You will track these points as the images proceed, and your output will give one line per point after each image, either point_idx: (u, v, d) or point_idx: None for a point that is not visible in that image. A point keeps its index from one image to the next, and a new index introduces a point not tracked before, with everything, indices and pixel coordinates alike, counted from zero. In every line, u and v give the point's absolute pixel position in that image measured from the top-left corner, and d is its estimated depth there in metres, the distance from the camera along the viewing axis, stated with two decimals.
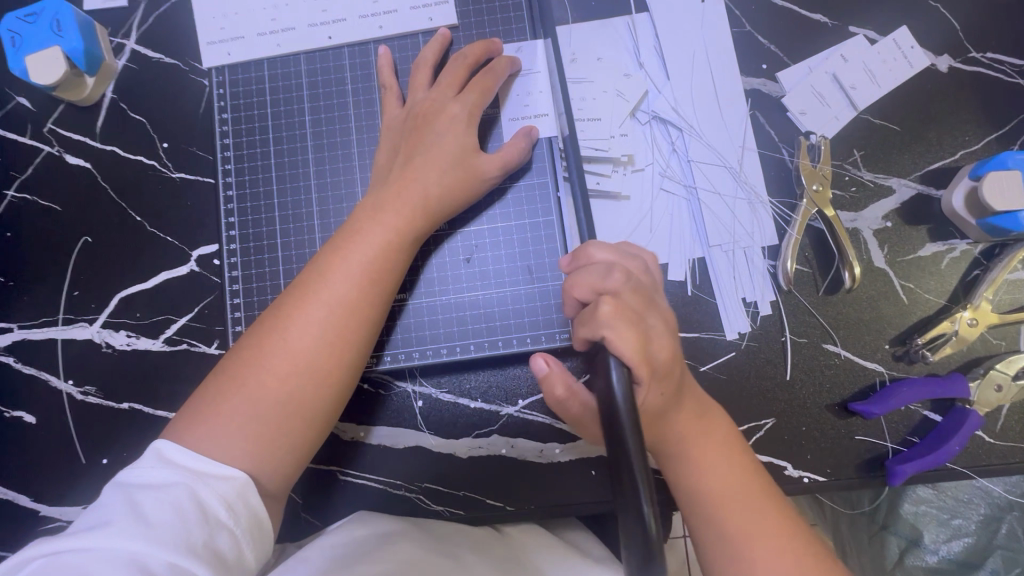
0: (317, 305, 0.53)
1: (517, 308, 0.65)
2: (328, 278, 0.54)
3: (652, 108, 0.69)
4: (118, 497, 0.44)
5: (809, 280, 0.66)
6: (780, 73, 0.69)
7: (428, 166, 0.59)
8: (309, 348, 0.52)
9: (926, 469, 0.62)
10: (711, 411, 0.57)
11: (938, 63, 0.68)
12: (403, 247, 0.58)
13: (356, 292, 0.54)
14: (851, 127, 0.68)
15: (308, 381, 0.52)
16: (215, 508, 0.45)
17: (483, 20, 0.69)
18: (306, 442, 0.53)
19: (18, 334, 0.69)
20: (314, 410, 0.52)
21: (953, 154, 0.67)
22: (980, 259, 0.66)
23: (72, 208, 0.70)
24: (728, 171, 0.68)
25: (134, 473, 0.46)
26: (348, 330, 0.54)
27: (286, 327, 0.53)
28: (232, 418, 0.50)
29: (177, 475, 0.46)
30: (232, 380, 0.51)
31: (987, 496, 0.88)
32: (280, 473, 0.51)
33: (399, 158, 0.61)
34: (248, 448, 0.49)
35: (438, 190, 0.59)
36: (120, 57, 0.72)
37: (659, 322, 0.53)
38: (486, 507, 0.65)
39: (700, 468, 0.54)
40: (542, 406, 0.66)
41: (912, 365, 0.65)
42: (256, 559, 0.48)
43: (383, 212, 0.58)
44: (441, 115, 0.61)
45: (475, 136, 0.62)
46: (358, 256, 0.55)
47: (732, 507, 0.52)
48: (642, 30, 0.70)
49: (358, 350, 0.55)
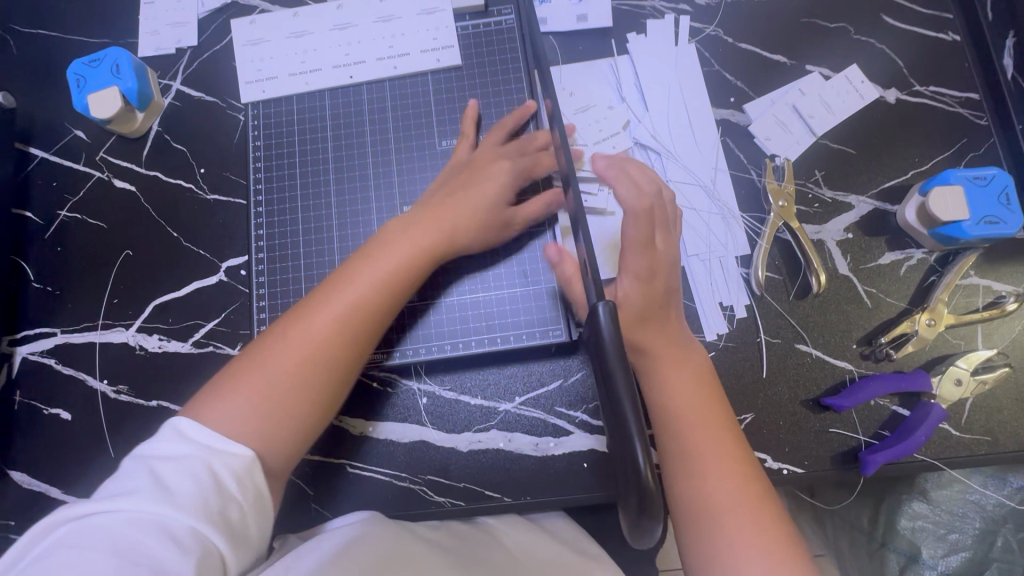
0: (337, 306, 0.59)
1: (514, 307, 0.72)
2: (352, 279, 0.61)
3: (634, 136, 0.78)
4: (139, 466, 0.50)
5: (780, 286, 0.72)
6: (746, 105, 0.78)
7: (461, 202, 0.66)
8: (322, 342, 0.58)
9: (896, 459, 0.66)
10: (689, 346, 0.65)
11: (886, 95, 0.77)
12: (425, 263, 0.64)
13: (375, 297, 0.60)
14: (812, 150, 0.76)
15: (314, 372, 0.58)
16: (225, 480, 0.51)
17: (484, 61, 0.79)
18: (307, 428, 0.58)
19: (61, 338, 0.75)
20: (318, 396, 0.58)
21: (904, 173, 0.75)
22: (936, 266, 0.72)
23: (116, 225, 0.78)
24: (703, 190, 0.76)
25: (155, 444, 0.52)
26: (359, 336, 0.59)
27: (306, 321, 0.59)
28: (247, 396, 0.55)
29: (192, 448, 0.51)
30: (253, 361, 0.58)
31: (981, 509, 0.91)
32: (282, 453, 0.56)
33: (439, 192, 0.68)
34: (255, 425, 0.55)
35: (467, 224, 0.66)
36: (167, 96, 0.82)
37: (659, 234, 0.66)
38: (485, 498, 0.69)
39: (668, 384, 0.62)
40: (537, 401, 0.71)
41: (878, 363, 0.70)
42: (260, 530, 0.53)
43: (414, 229, 0.64)
44: (487, 163, 0.69)
45: (515, 189, 0.69)
46: (382, 264, 0.61)
47: (689, 419, 0.60)
48: (623, 68, 0.80)
49: (360, 351, 0.60)
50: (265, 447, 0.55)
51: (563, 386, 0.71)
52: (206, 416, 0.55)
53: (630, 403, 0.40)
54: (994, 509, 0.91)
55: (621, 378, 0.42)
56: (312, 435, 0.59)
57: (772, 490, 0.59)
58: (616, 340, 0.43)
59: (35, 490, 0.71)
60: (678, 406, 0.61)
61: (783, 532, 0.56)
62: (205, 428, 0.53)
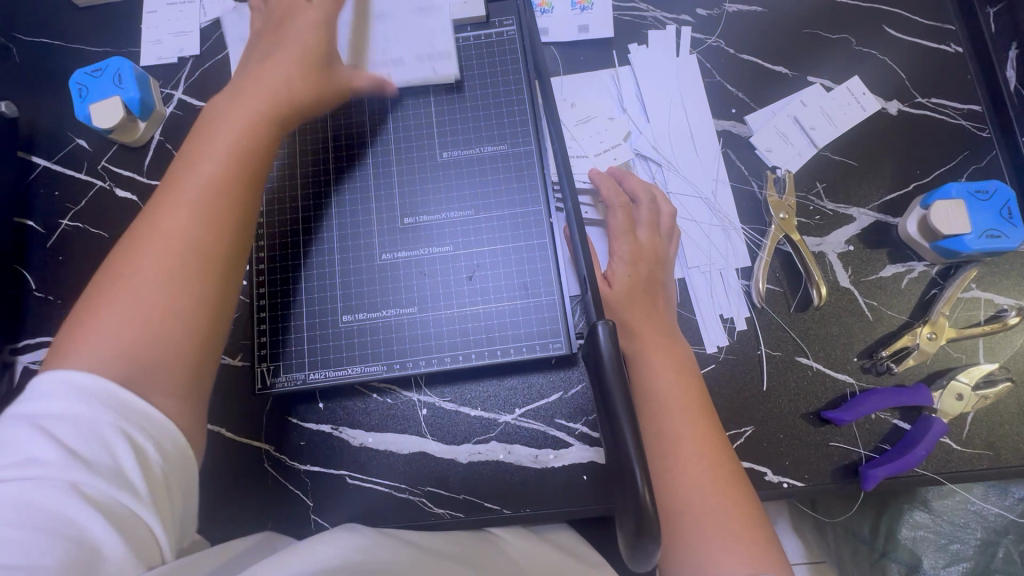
0: (167, 211, 0.53)
1: (515, 320, 0.70)
2: (149, 205, 0.54)
3: (635, 147, 0.78)
4: (21, 427, 0.43)
5: (781, 298, 0.72)
6: (747, 116, 0.78)
7: (233, 114, 0.59)
8: (175, 270, 0.51)
9: (897, 473, 0.66)
10: (673, 335, 0.66)
11: (887, 107, 0.77)
12: (271, 119, 0.60)
13: (203, 210, 0.53)
14: (813, 161, 0.76)
15: (176, 304, 0.51)
16: (126, 430, 0.45)
17: (484, 71, 0.78)
18: (189, 348, 0.51)
19: None
20: (191, 291, 0.51)
21: (905, 185, 0.75)
22: (937, 278, 0.72)
23: (118, 235, 0.79)
24: (703, 202, 0.76)
25: (36, 401, 0.45)
26: (240, 175, 0.56)
27: (171, 203, 0.53)
28: (114, 317, 0.49)
29: (76, 403, 0.44)
30: (101, 294, 0.51)
31: (983, 520, 0.90)
32: (163, 379, 0.49)
33: (228, 100, 0.61)
34: (114, 368, 0.47)
35: (255, 133, 0.59)
36: (168, 105, 0.82)
37: (646, 233, 0.70)
38: (485, 510, 0.69)
39: (654, 375, 0.62)
40: (538, 413, 0.71)
41: (879, 376, 0.70)
42: (182, 476, 0.48)
43: (204, 143, 0.57)
44: (261, 73, 0.62)
45: (353, 77, 0.70)
46: (181, 183, 0.55)
47: (674, 413, 0.60)
48: (624, 79, 0.80)
49: (235, 243, 0.55)
50: (137, 391, 0.47)
51: (563, 398, 0.71)
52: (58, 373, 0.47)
53: (630, 429, 0.41)
54: (996, 520, 0.91)
55: (621, 404, 0.42)
56: (204, 376, 0.52)
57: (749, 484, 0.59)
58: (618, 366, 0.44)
59: None
60: (659, 390, 0.61)
61: (755, 525, 0.56)
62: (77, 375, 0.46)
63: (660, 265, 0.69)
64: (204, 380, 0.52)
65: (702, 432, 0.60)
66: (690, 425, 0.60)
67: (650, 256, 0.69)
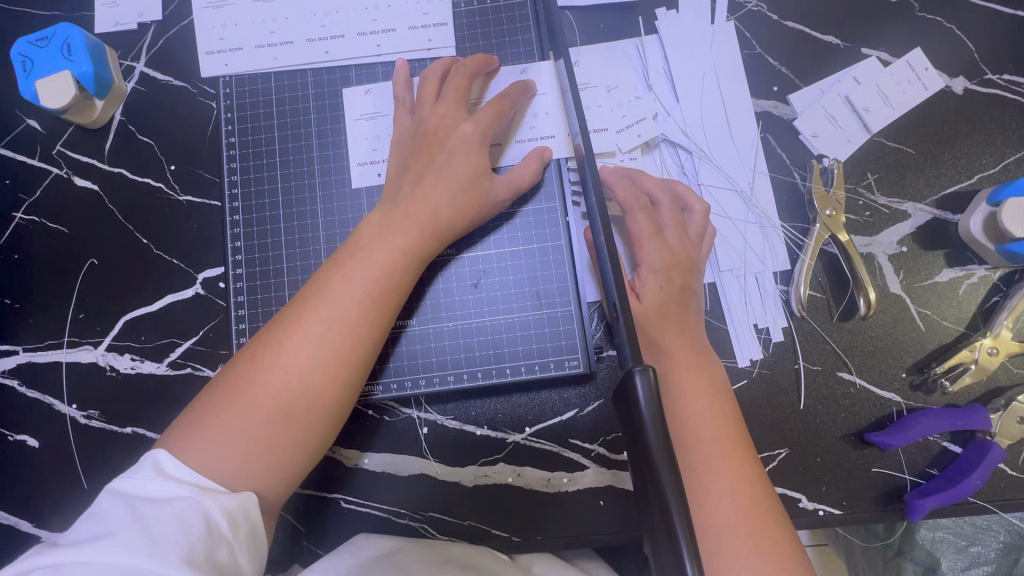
0: (348, 304, 0.53)
1: (527, 334, 0.64)
2: (327, 292, 0.53)
3: (663, 131, 0.68)
4: (120, 507, 0.44)
5: (823, 306, 0.64)
6: (791, 96, 0.68)
7: (437, 186, 0.58)
8: (305, 364, 0.51)
9: (947, 502, 0.60)
10: (707, 355, 0.59)
11: (952, 85, 0.67)
12: (405, 270, 0.56)
13: (355, 312, 0.53)
14: (865, 149, 0.67)
15: (301, 400, 0.51)
16: (216, 521, 0.45)
17: (489, 42, 0.69)
18: (300, 457, 0.52)
19: (23, 357, 0.68)
20: (290, 461, 0.51)
21: (969, 177, 0.66)
22: (1000, 285, 0.65)
23: (79, 230, 0.70)
24: (738, 195, 0.67)
25: (136, 481, 0.46)
26: (347, 354, 0.52)
27: (279, 358, 0.51)
28: (230, 430, 0.49)
29: (182, 488, 0.45)
30: (212, 417, 0.50)
31: (1006, 522, 0.80)
32: (273, 482, 0.50)
33: (409, 176, 0.59)
34: (238, 470, 0.48)
35: (447, 211, 0.58)
36: (129, 80, 0.72)
37: (676, 234, 0.61)
38: (492, 538, 0.63)
39: (681, 397, 0.55)
40: (550, 433, 0.64)
41: (930, 395, 0.63)
42: (255, 570, 0.47)
43: (390, 230, 0.57)
44: (452, 134, 0.60)
45: (487, 157, 0.60)
46: (357, 272, 0.54)
47: (703, 441, 0.53)
48: (650, 51, 0.69)
49: (330, 423, 0.53)
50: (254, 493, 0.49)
51: (578, 417, 0.64)
52: (178, 448, 0.48)
53: (675, 498, 0.34)
54: None
55: (665, 470, 0.35)
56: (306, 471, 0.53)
57: (787, 520, 0.52)
58: (660, 419, 0.37)
59: (4, 523, 0.66)
60: (689, 417, 0.54)
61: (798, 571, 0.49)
62: (186, 466, 0.47)
63: (691, 271, 0.61)
64: (308, 469, 0.53)
65: (737, 465, 0.53)
66: (721, 455, 0.53)
67: (683, 261, 0.61)
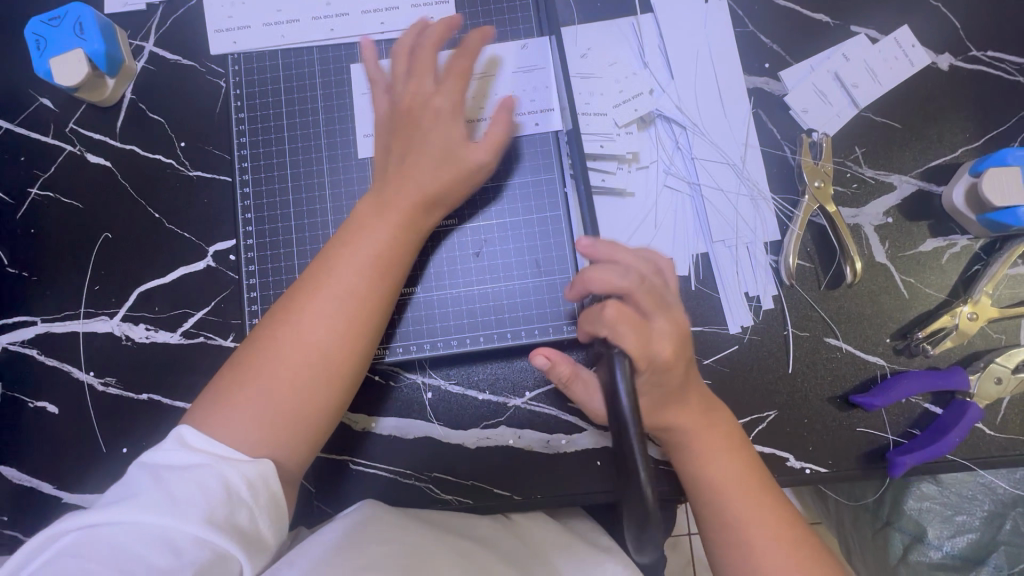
0: (355, 280, 0.56)
1: (526, 301, 0.66)
2: (334, 268, 0.56)
3: (658, 106, 0.70)
4: (147, 474, 0.47)
5: (811, 275, 0.67)
6: (782, 72, 0.70)
7: (423, 161, 0.60)
8: (319, 338, 0.54)
9: (927, 460, 0.63)
10: (712, 401, 0.58)
11: (938, 61, 0.69)
12: (405, 243, 0.59)
13: (363, 287, 0.56)
14: (853, 124, 0.69)
15: (319, 372, 0.54)
16: (237, 488, 0.48)
17: (489, 20, 0.70)
18: (319, 424, 0.55)
19: (41, 327, 0.71)
20: (312, 427, 0.54)
21: (953, 150, 0.68)
22: (981, 254, 0.67)
23: (94, 205, 0.72)
24: (731, 168, 0.69)
25: (160, 452, 0.49)
26: (357, 325, 0.55)
27: (292, 333, 0.54)
28: (251, 402, 0.52)
29: (203, 457, 0.48)
30: (232, 392, 0.53)
31: (990, 489, 0.83)
32: (297, 447, 0.54)
33: (396, 155, 0.62)
34: (262, 438, 0.52)
35: (439, 186, 0.60)
36: (140, 59, 0.74)
37: (665, 322, 0.53)
38: (494, 497, 0.66)
39: (702, 460, 0.56)
40: (549, 397, 0.67)
41: (912, 358, 0.66)
42: (276, 536, 0.50)
43: (387, 209, 0.59)
44: (427, 110, 0.62)
45: (461, 128, 0.62)
46: (361, 249, 0.57)
47: (733, 496, 0.54)
48: (646, 28, 0.72)
49: (347, 390, 0.56)
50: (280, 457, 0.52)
51: None
52: (205, 425, 0.51)
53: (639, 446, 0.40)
54: None
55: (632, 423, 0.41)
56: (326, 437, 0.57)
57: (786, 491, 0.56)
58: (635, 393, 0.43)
59: (27, 485, 0.69)
60: (716, 480, 0.55)
61: None
62: (211, 438, 0.50)
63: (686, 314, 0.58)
64: (327, 436, 0.57)
65: (768, 507, 0.54)
66: (751, 505, 0.54)
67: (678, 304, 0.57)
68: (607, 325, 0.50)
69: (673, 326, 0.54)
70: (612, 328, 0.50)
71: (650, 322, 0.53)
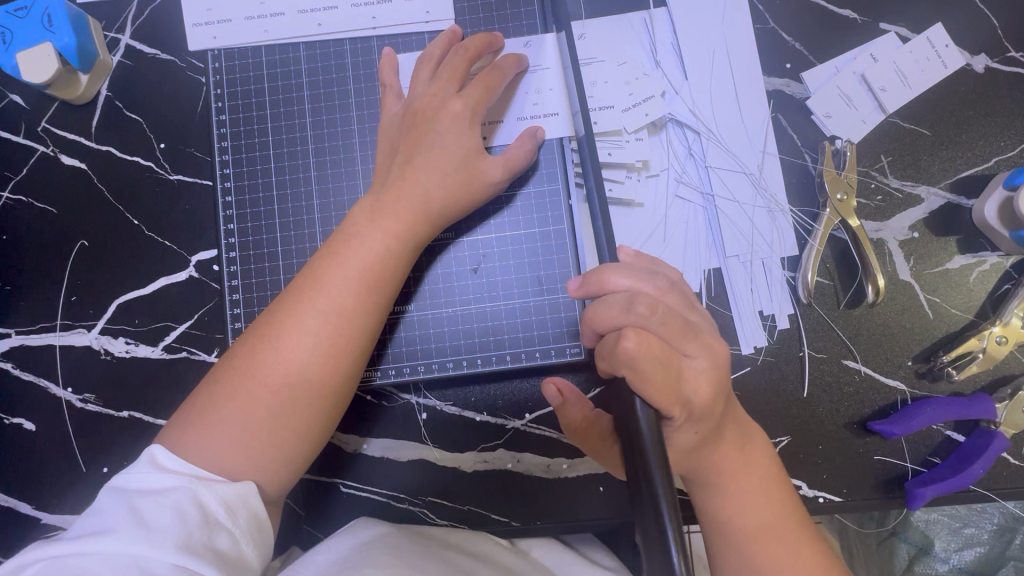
0: (343, 295, 0.52)
1: (527, 320, 0.63)
2: (322, 281, 0.52)
3: (670, 110, 0.66)
4: (116, 502, 0.43)
5: (830, 293, 0.63)
6: (804, 74, 0.65)
7: (429, 168, 0.56)
8: (303, 356, 0.50)
9: (947, 491, 0.60)
10: (753, 438, 0.53)
11: (973, 63, 0.64)
12: (401, 254, 0.55)
13: (351, 302, 0.52)
14: (879, 131, 0.64)
15: (302, 393, 0.50)
16: (214, 510, 0.45)
17: (490, 16, 0.65)
18: (303, 447, 0.51)
19: (16, 340, 0.67)
20: (294, 450, 0.51)
21: (986, 160, 0.64)
22: (1011, 272, 0.63)
23: (69, 210, 0.68)
24: (747, 178, 0.65)
25: (132, 476, 0.45)
26: (345, 342, 0.52)
27: (276, 350, 0.50)
28: (231, 424, 0.49)
29: (179, 479, 0.45)
30: (211, 411, 0.49)
31: (1001, 507, 0.80)
32: (280, 472, 0.50)
33: (399, 157, 0.57)
34: (242, 461, 0.48)
35: (441, 192, 0.56)
36: (115, 53, 0.69)
37: (703, 361, 0.47)
38: (491, 522, 0.63)
39: (735, 502, 0.51)
40: (550, 419, 0.64)
41: (935, 383, 0.62)
42: (259, 561, 0.47)
43: (382, 216, 0.55)
44: (442, 113, 0.57)
45: (479, 135, 0.58)
46: (352, 260, 0.53)
47: (766, 545, 0.49)
48: (658, 25, 0.66)
49: (333, 411, 0.53)
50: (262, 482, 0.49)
51: None
52: (180, 446, 0.48)
53: (662, 481, 0.36)
54: None
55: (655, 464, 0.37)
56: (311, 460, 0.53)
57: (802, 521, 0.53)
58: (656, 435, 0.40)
59: (5, 505, 0.66)
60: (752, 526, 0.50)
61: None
62: (187, 460, 0.47)
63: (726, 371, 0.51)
64: (312, 458, 0.53)
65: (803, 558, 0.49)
66: (786, 554, 0.49)
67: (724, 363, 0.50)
68: (625, 363, 0.44)
69: (709, 360, 0.48)
70: (630, 364, 0.44)
71: (678, 350, 0.47)
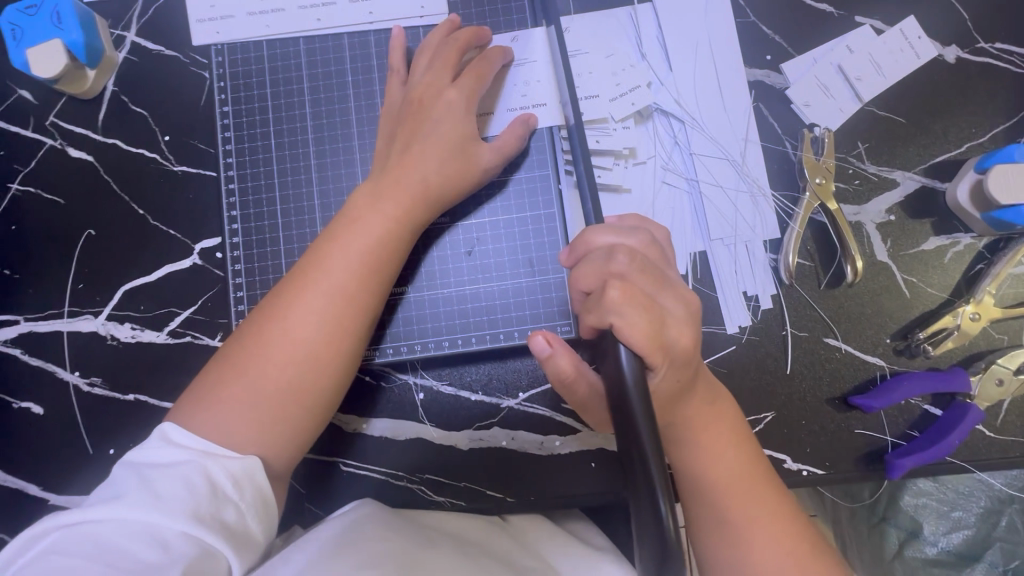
0: (348, 274, 0.54)
1: (519, 301, 0.65)
2: (324, 263, 0.54)
3: (656, 100, 0.68)
4: (129, 474, 0.45)
5: (811, 274, 0.66)
6: (783, 64, 0.68)
7: (425, 155, 0.58)
8: (308, 334, 0.52)
9: (925, 463, 0.62)
10: (717, 391, 0.56)
11: (945, 53, 0.67)
12: (400, 237, 0.57)
13: (355, 280, 0.54)
14: (856, 118, 0.67)
15: (307, 369, 0.52)
16: (222, 484, 0.47)
17: (483, 11, 0.68)
18: (308, 422, 0.54)
19: (24, 327, 0.69)
20: (299, 424, 0.53)
21: (958, 146, 0.67)
22: (984, 253, 0.66)
23: (76, 201, 0.70)
24: (730, 163, 0.67)
25: (146, 449, 0.47)
26: (348, 320, 0.54)
27: (280, 328, 0.53)
28: (238, 399, 0.51)
29: (188, 453, 0.47)
30: (219, 388, 0.51)
31: (987, 488, 0.82)
32: (286, 446, 0.52)
33: (396, 145, 0.60)
34: (250, 433, 0.50)
35: (438, 178, 0.58)
36: (121, 49, 0.71)
37: (676, 304, 0.50)
38: (487, 498, 0.65)
39: (708, 455, 0.54)
40: (543, 398, 0.66)
41: (913, 359, 0.64)
42: (265, 533, 0.49)
43: (381, 200, 0.57)
44: (438, 102, 0.59)
45: (474, 122, 0.60)
46: (352, 243, 0.55)
47: (735, 491, 0.53)
48: (644, 18, 0.69)
49: (337, 387, 0.55)
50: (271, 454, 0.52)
51: None
52: (193, 422, 0.50)
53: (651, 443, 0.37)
54: None
55: (644, 425, 0.38)
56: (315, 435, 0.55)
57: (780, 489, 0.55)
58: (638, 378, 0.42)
59: (13, 487, 0.67)
60: (716, 475, 0.53)
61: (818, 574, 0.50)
62: (195, 434, 0.49)
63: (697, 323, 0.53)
64: (317, 433, 0.56)
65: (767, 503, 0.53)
66: (752, 500, 0.53)
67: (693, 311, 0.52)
68: (613, 312, 0.46)
69: (682, 308, 0.51)
70: (619, 313, 0.46)
71: (657, 301, 0.49)
